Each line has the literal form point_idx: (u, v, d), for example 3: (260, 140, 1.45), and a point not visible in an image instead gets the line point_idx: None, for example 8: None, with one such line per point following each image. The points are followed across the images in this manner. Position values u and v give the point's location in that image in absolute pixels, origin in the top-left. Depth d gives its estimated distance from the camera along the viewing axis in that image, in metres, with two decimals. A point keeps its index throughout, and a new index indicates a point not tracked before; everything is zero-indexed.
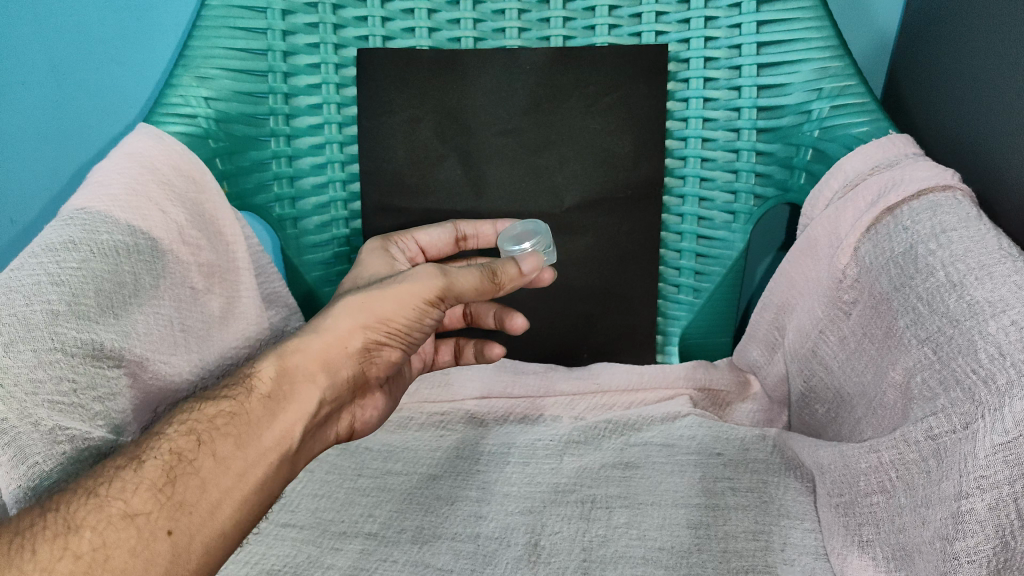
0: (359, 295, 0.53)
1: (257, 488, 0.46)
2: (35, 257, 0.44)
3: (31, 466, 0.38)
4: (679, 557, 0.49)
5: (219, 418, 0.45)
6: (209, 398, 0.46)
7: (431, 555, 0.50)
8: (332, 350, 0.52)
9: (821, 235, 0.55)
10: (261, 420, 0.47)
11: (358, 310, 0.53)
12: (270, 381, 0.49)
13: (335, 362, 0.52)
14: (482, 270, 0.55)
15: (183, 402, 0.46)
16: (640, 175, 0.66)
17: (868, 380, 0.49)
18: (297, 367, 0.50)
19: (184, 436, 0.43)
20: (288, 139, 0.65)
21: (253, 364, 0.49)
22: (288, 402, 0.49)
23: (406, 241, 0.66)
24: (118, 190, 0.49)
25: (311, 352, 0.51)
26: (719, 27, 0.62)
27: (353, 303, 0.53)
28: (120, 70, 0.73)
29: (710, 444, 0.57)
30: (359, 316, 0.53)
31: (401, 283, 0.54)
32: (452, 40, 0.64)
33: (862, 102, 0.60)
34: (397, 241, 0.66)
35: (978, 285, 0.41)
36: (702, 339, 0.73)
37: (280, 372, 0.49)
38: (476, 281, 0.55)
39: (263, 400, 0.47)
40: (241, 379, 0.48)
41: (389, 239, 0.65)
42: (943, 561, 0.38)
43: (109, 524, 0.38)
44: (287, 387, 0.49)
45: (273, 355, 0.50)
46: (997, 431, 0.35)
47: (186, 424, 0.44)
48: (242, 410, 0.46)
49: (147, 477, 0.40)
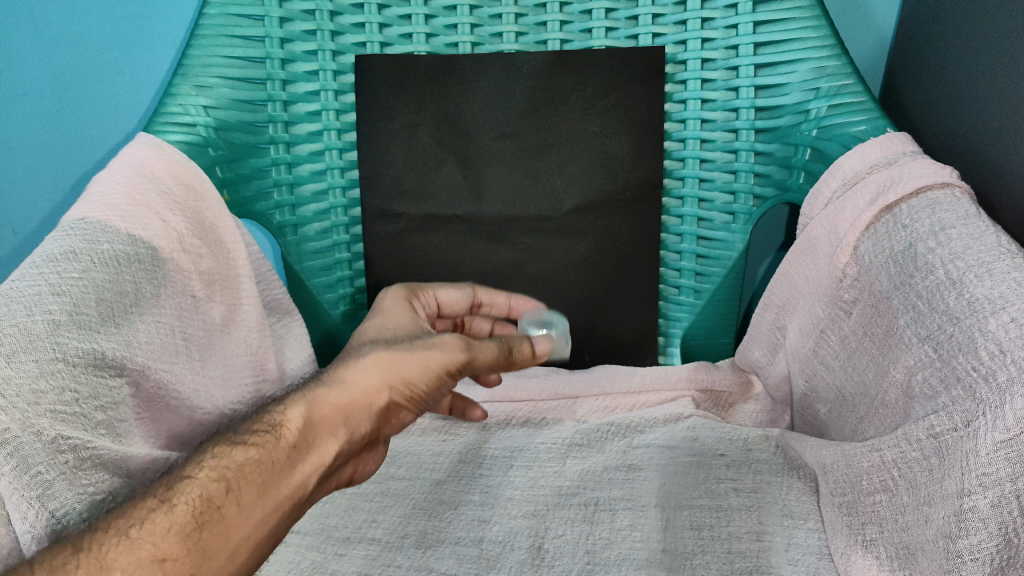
0: (390, 350, 0.51)
1: (272, 538, 0.43)
2: (35, 267, 0.44)
3: (35, 475, 0.37)
4: (684, 558, 0.48)
5: (247, 464, 0.42)
6: (237, 442, 0.43)
7: (434, 559, 0.50)
8: (355, 405, 0.49)
9: (821, 235, 0.55)
10: (285, 471, 0.44)
11: (390, 363, 0.50)
12: (297, 430, 0.45)
13: (355, 417, 0.49)
14: (500, 346, 0.53)
15: (210, 444, 0.43)
16: (639, 176, 0.66)
17: (869, 379, 0.49)
18: (322, 418, 0.47)
19: (214, 480, 0.40)
20: (287, 146, 0.65)
21: (280, 409, 0.46)
22: (311, 454, 0.46)
23: (427, 296, 0.62)
24: (119, 200, 0.50)
25: (335, 403, 0.48)
26: (715, 27, 0.62)
27: (383, 360, 0.50)
28: (119, 80, 0.73)
29: (713, 445, 0.57)
30: (388, 368, 0.50)
31: (430, 349, 0.51)
32: (449, 45, 0.65)
33: (861, 100, 0.59)
34: (419, 296, 0.61)
35: (977, 282, 0.41)
36: (704, 340, 0.73)
37: (306, 421, 0.46)
38: (495, 357, 0.52)
39: (290, 451, 0.44)
40: (268, 426, 0.45)
41: (412, 292, 0.61)
42: (946, 560, 0.37)
43: (136, 568, 0.35)
44: (311, 438, 0.46)
45: (299, 402, 0.47)
46: (999, 428, 0.35)
47: (214, 467, 0.41)
48: (268, 458, 0.43)
49: (176, 521, 0.38)
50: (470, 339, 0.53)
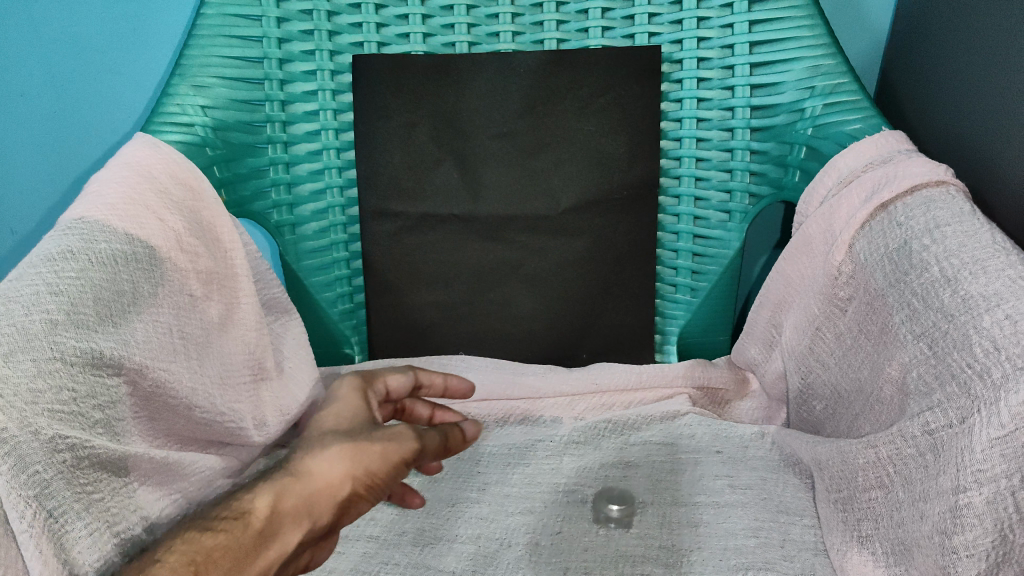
0: (351, 442, 0.44)
1: None
2: (34, 267, 0.45)
3: (33, 475, 0.36)
4: (680, 555, 0.49)
5: (216, 549, 0.37)
6: (205, 525, 0.39)
7: (432, 557, 0.50)
8: (321, 497, 0.42)
9: (817, 233, 0.56)
10: (251, 561, 0.38)
11: (353, 456, 0.44)
12: (265, 518, 0.40)
13: (320, 510, 0.42)
14: (441, 435, 0.47)
15: (184, 525, 0.39)
16: (636, 175, 0.67)
17: (865, 376, 0.49)
18: (291, 508, 0.41)
19: (183, 564, 0.36)
20: (285, 146, 0.65)
21: (250, 492, 0.41)
22: (277, 545, 0.40)
23: (377, 385, 0.53)
24: (116, 200, 0.50)
25: (302, 492, 0.42)
26: (711, 27, 0.63)
27: (348, 449, 0.44)
28: (117, 81, 0.72)
29: (710, 442, 0.58)
30: (350, 463, 0.43)
31: (393, 439, 0.45)
32: (446, 45, 0.65)
33: (856, 98, 0.60)
34: (370, 386, 0.52)
35: (972, 279, 0.41)
36: (701, 338, 0.73)
37: (273, 509, 0.40)
38: (438, 447, 0.47)
39: (257, 540, 0.39)
40: (235, 508, 0.40)
41: (365, 380, 0.52)
42: (941, 556, 0.38)
43: None
44: (278, 528, 0.40)
45: (270, 488, 0.41)
46: (993, 424, 0.35)
47: (184, 550, 0.37)
48: (236, 545, 0.38)
49: None
50: (417, 428, 0.47)
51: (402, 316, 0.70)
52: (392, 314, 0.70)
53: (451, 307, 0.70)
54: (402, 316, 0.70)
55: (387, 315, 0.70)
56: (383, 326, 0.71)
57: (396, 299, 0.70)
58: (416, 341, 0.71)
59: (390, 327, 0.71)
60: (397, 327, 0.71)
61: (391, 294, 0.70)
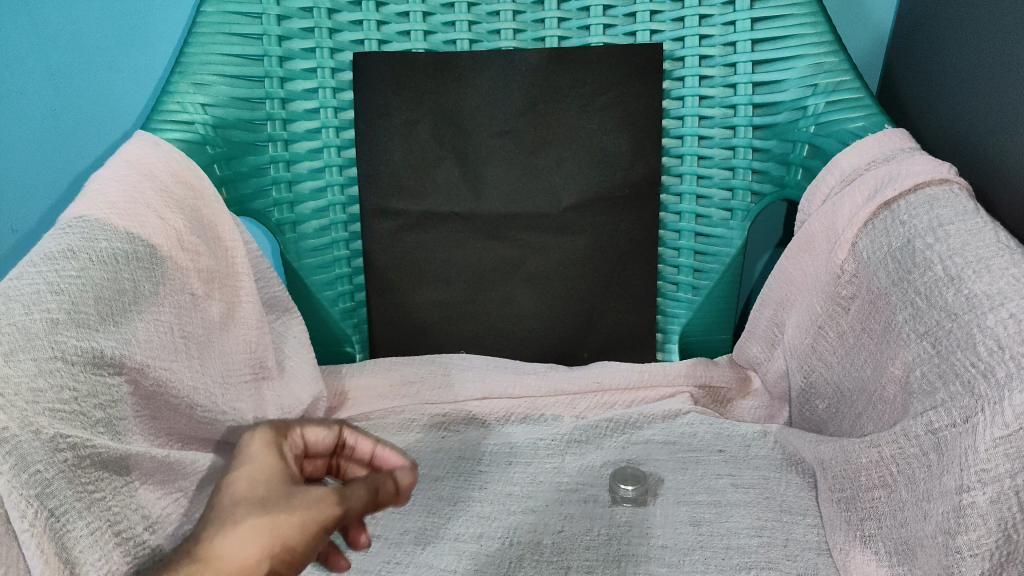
0: (265, 515, 0.37)
1: None
2: (33, 266, 0.44)
3: (33, 474, 0.36)
4: (682, 554, 0.49)
5: None
6: None
7: (434, 555, 0.50)
8: None
9: (819, 231, 0.56)
10: None
11: (269, 530, 0.36)
12: None
13: None
14: (369, 484, 0.40)
15: None
16: (638, 173, 0.66)
17: (868, 375, 0.49)
18: None
19: None
20: (286, 144, 0.65)
21: None
22: None
23: (294, 436, 0.46)
24: (116, 198, 0.50)
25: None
26: (713, 24, 0.63)
27: (261, 521, 0.37)
28: (117, 77, 0.72)
29: (712, 441, 0.58)
30: (268, 538, 0.36)
31: (315, 504, 0.38)
32: (446, 42, 0.65)
33: (859, 96, 0.60)
34: (285, 436, 0.45)
35: (976, 278, 0.41)
36: (702, 336, 0.73)
37: None
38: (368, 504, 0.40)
39: None
40: None
41: (279, 431, 0.44)
42: (945, 556, 0.37)
43: None
44: None
45: None
46: (998, 424, 0.35)
47: None
48: None
49: None
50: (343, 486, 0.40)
51: (403, 315, 0.70)
52: (393, 313, 0.70)
53: (452, 306, 0.70)
54: (403, 314, 0.70)
55: (388, 314, 0.70)
56: (384, 324, 0.71)
57: (397, 297, 0.70)
58: (417, 340, 0.71)
59: (390, 325, 0.71)
60: (398, 326, 0.71)
61: (391, 292, 0.70)
